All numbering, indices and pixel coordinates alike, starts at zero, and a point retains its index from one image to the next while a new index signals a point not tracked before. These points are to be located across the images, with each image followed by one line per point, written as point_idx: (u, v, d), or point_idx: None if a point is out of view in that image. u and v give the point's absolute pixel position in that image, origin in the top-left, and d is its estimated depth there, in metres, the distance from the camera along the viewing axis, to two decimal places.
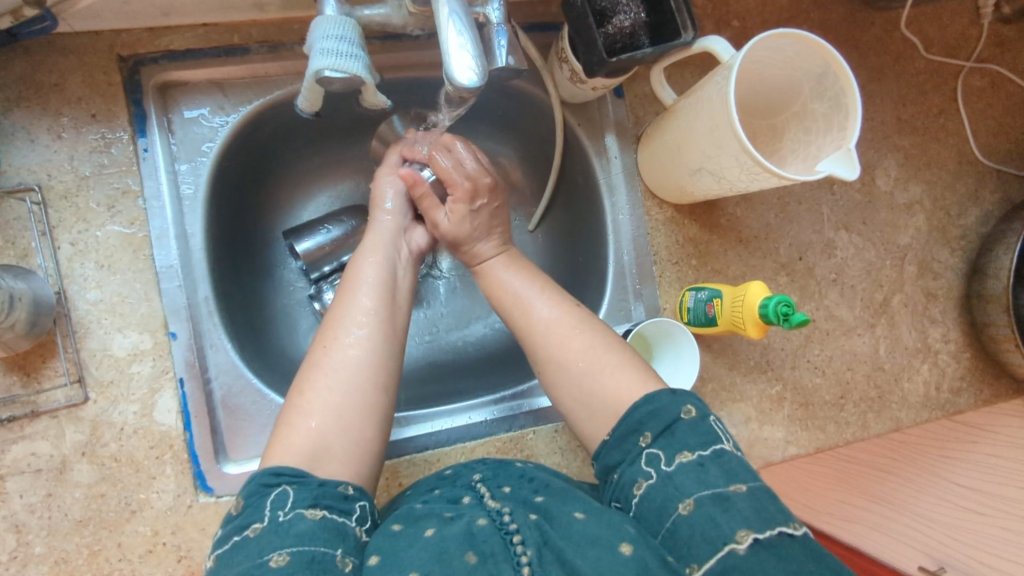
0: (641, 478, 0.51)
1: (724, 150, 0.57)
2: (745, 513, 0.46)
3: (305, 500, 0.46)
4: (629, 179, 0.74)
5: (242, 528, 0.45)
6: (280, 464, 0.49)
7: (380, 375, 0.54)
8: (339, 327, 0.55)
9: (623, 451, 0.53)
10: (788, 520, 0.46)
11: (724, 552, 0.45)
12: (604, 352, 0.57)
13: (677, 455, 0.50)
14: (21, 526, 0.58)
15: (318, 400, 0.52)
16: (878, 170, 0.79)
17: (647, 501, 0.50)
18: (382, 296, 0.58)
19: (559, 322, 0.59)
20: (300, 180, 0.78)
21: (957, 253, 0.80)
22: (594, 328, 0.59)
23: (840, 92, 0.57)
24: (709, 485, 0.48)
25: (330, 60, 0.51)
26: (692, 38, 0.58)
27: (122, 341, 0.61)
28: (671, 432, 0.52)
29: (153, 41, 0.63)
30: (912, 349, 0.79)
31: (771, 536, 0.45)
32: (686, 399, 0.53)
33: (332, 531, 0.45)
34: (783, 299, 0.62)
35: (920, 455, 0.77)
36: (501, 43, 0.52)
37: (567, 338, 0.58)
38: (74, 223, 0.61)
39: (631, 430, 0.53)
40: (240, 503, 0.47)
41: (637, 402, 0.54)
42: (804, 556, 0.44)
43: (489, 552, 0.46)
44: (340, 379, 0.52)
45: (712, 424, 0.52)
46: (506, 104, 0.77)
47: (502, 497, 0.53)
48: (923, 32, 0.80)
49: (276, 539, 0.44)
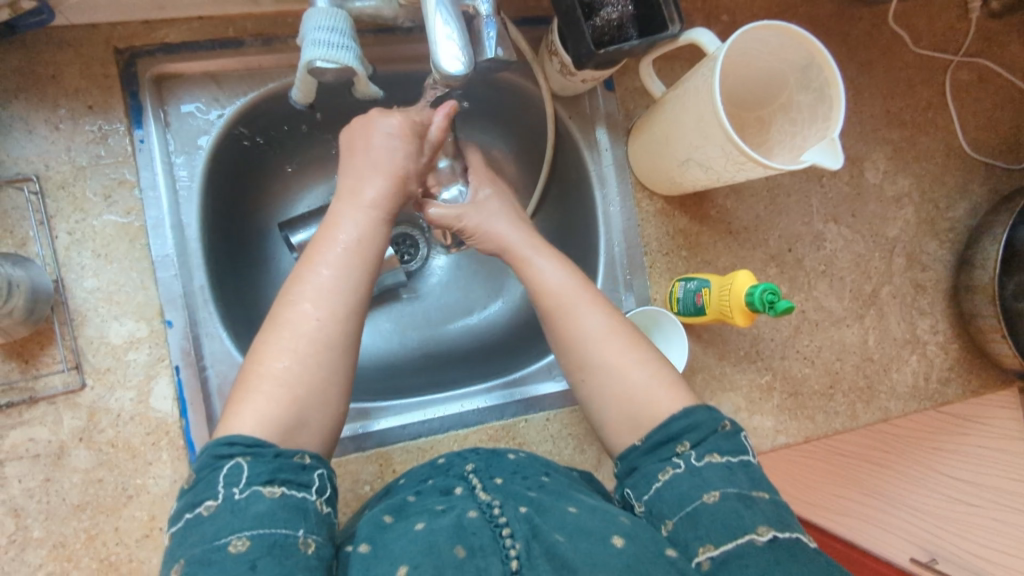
0: (669, 467, 0.52)
1: (710, 140, 0.58)
2: (766, 513, 0.48)
3: (261, 476, 0.46)
4: (619, 171, 0.75)
5: (196, 505, 0.46)
6: (234, 432, 0.48)
7: (341, 350, 0.54)
8: (305, 289, 0.54)
9: (654, 457, 0.54)
10: (800, 529, 0.48)
11: (742, 540, 0.46)
12: (647, 370, 0.57)
13: (707, 455, 0.52)
14: (20, 510, 0.59)
15: (302, 369, 0.51)
16: (867, 163, 0.80)
17: (668, 488, 0.51)
18: (353, 262, 0.56)
19: (610, 333, 0.59)
20: (294, 172, 0.79)
21: (945, 245, 0.81)
22: (645, 346, 0.59)
23: (825, 84, 0.58)
24: (736, 485, 0.50)
25: (321, 51, 0.52)
26: (679, 30, 0.60)
27: (118, 329, 0.62)
28: (706, 436, 0.53)
29: (148, 34, 0.64)
30: (901, 340, 0.80)
31: (787, 538, 0.47)
32: (719, 413, 0.55)
33: (290, 510, 0.46)
34: (769, 287, 0.63)
35: (913, 446, 0.82)
36: (489, 34, 0.53)
37: (615, 352, 0.58)
38: (70, 212, 0.62)
39: (668, 433, 0.54)
40: (193, 477, 0.48)
41: (676, 413, 0.55)
42: (818, 559, 0.46)
43: (478, 545, 0.46)
44: (320, 351, 0.52)
45: (743, 439, 0.54)
46: (498, 97, 0.78)
47: (493, 488, 0.53)
48: (911, 27, 0.81)
49: (233, 520, 0.44)
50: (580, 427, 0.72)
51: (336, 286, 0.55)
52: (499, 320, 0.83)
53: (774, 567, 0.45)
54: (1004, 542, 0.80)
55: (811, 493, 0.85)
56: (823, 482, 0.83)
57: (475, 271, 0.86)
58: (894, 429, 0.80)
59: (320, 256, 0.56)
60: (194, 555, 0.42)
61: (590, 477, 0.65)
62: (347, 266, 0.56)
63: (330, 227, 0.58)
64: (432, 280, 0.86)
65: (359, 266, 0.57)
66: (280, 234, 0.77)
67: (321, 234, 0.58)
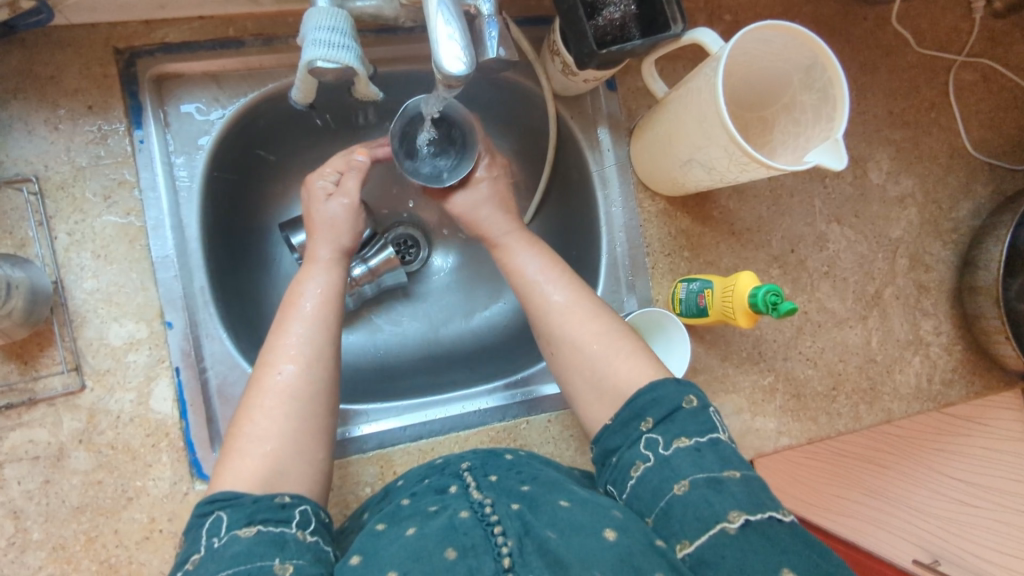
0: (639, 461, 0.52)
1: (713, 141, 0.58)
2: (737, 495, 0.47)
3: (240, 520, 0.46)
4: (621, 172, 0.74)
5: (182, 562, 0.45)
6: (215, 492, 0.49)
7: (308, 403, 0.54)
8: (276, 353, 0.55)
9: (624, 435, 0.54)
10: (776, 506, 0.48)
11: (715, 531, 0.46)
12: (608, 338, 0.59)
13: (675, 441, 0.51)
14: (19, 512, 0.58)
15: (269, 424, 0.52)
16: (870, 163, 0.80)
17: (642, 483, 0.51)
18: (324, 324, 0.58)
19: (571, 304, 0.61)
20: (296, 175, 0.79)
21: (949, 246, 0.81)
22: (607, 318, 0.61)
23: (828, 84, 0.58)
24: (705, 469, 0.49)
25: (322, 51, 0.51)
26: (681, 30, 0.59)
27: (118, 331, 0.62)
28: (675, 415, 0.53)
29: (148, 33, 0.64)
30: (904, 341, 0.79)
31: (761, 519, 0.46)
32: (689, 388, 0.55)
33: (266, 544, 0.45)
34: (771, 288, 0.62)
35: (917, 450, 0.82)
36: (491, 34, 0.52)
37: (578, 322, 0.60)
38: (70, 213, 0.61)
39: (634, 411, 0.54)
40: (183, 538, 0.47)
41: (641, 388, 0.55)
42: (790, 539, 0.45)
43: (470, 544, 0.45)
44: (290, 407, 0.53)
45: (710, 414, 0.54)
46: (499, 97, 0.77)
47: (487, 487, 0.53)
48: (915, 27, 0.81)
49: (212, 565, 0.43)
50: (583, 429, 0.71)
51: (304, 345, 0.56)
52: (501, 320, 0.82)
53: (751, 556, 0.44)
54: (993, 538, 0.88)
55: (818, 497, 0.84)
56: (824, 482, 0.82)
57: (478, 273, 0.85)
58: (898, 430, 0.80)
59: (286, 327, 0.57)
60: None
61: (591, 476, 0.64)
62: (307, 322, 0.58)
63: (294, 293, 0.60)
64: (434, 281, 0.85)
65: (326, 327, 0.58)
66: (282, 237, 0.77)
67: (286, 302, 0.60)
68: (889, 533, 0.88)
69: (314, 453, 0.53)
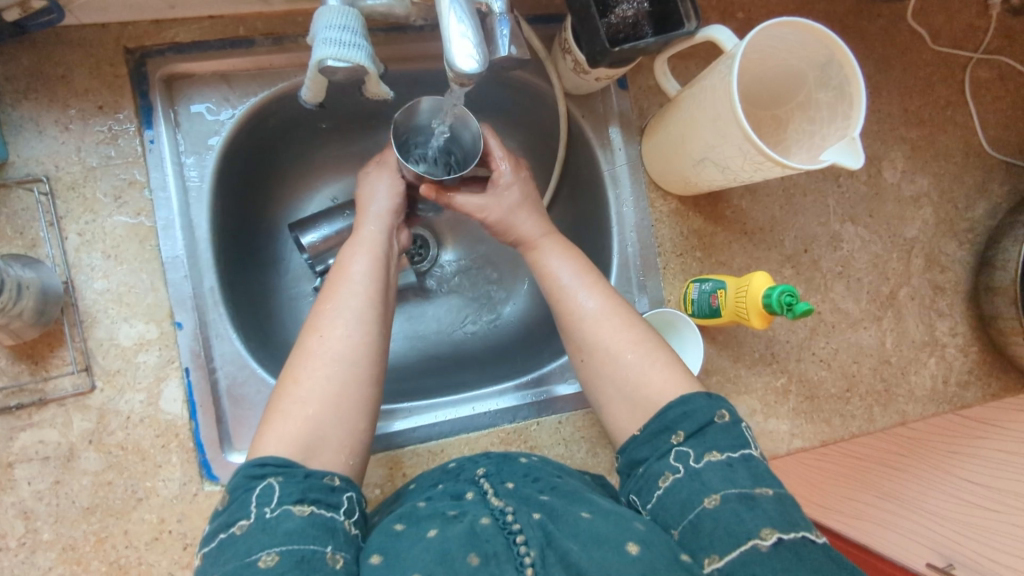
0: (668, 472, 0.52)
1: (727, 139, 0.57)
2: (770, 514, 0.47)
3: (292, 495, 0.46)
4: (633, 172, 0.74)
5: (230, 525, 0.46)
6: (264, 456, 0.49)
7: (357, 372, 0.53)
8: (328, 317, 0.55)
9: (653, 447, 0.54)
10: (809, 527, 0.47)
11: (747, 548, 0.45)
12: (642, 350, 0.58)
13: (706, 454, 0.51)
14: (29, 513, 0.58)
15: (313, 387, 0.52)
16: (884, 162, 0.79)
17: (671, 494, 0.51)
18: (375, 292, 0.58)
19: (606, 312, 0.60)
20: (306, 175, 0.79)
21: (965, 245, 0.80)
22: (641, 327, 0.60)
23: (844, 81, 0.57)
24: (737, 485, 0.49)
25: (334, 51, 0.51)
26: (695, 27, 0.58)
27: (128, 331, 0.62)
28: (705, 429, 0.52)
29: (158, 33, 0.63)
30: (919, 342, 0.78)
31: (794, 539, 0.46)
32: (720, 403, 0.54)
33: (319, 528, 0.46)
34: (787, 289, 0.61)
35: (924, 449, 0.75)
36: (503, 32, 0.52)
37: (613, 332, 0.59)
38: (80, 213, 0.61)
39: (664, 423, 0.54)
40: (227, 497, 0.48)
41: (673, 401, 0.54)
42: (826, 561, 0.45)
43: (492, 552, 0.45)
44: (334, 371, 0.52)
45: (743, 429, 0.53)
46: (510, 96, 0.77)
47: (504, 493, 0.52)
48: (931, 24, 0.80)
49: (263, 536, 0.44)
50: (593, 430, 0.70)
51: (354, 313, 0.55)
52: (512, 320, 0.82)
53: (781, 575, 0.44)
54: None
55: (819, 497, 0.73)
56: (832, 485, 0.73)
57: (489, 272, 0.85)
58: (914, 435, 0.76)
59: (334, 295, 0.57)
60: (226, 571, 0.42)
61: (602, 481, 0.63)
62: (356, 297, 0.56)
63: (343, 264, 0.59)
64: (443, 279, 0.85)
65: (375, 298, 0.57)
66: (291, 237, 0.77)
67: (332, 276, 0.59)
68: (907, 537, 0.67)
69: (354, 423, 0.52)
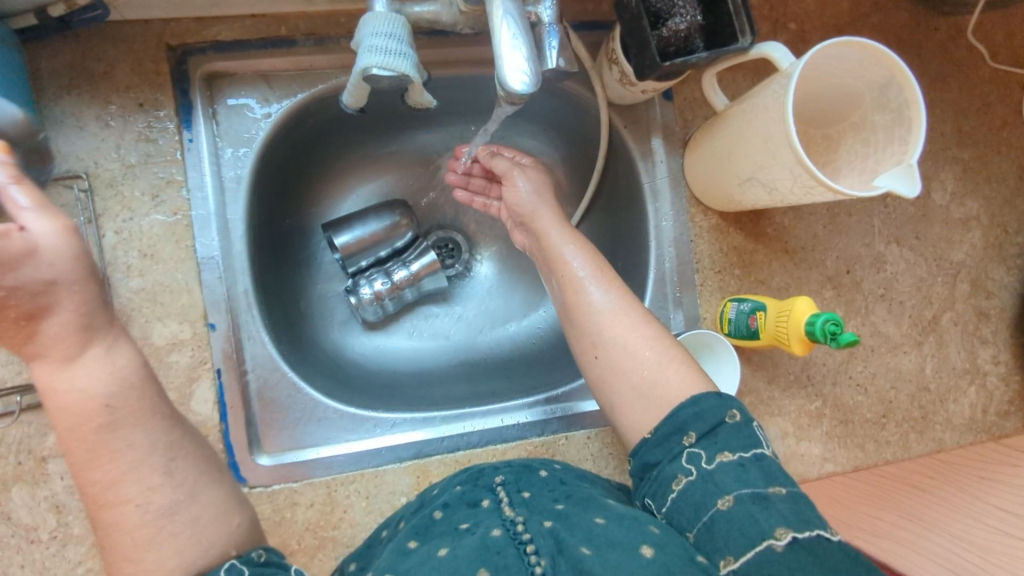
0: (681, 475, 0.50)
1: (778, 161, 0.55)
2: (784, 513, 0.46)
3: None
4: (674, 185, 0.72)
5: None
6: None
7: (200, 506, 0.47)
8: (115, 473, 0.45)
9: (665, 450, 0.53)
10: (825, 525, 0.46)
11: (761, 548, 0.45)
12: (661, 346, 0.57)
13: (718, 455, 0.50)
14: (61, 507, 0.59)
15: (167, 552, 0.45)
16: (935, 183, 0.76)
17: (684, 498, 0.50)
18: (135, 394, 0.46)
19: (618, 308, 0.59)
20: (338, 175, 0.78)
21: (1012, 271, 0.77)
22: (657, 326, 0.58)
23: (904, 105, 0.55)
24: (750, 485, 0.48)
25: (379, 58, 0.50)
26: (750, 43, 0.56)
27: (162, 330, 0.62)
28: (717, 431, 0.51)
29: (200, 30, 0.63)
30: (959, 370, 0.76)
31: (809, 537, 0.45)
32: (730, 402, 0.53)
33: None
34: (831, 317, 0.60)
35: (959, 473, 0.72)
36: (552, 44, 0.50)
37: (627, 328, 0.58)
38: (118, 211, 0.61)
39: (675, 425, 0.52)
40: None
41: (684, 400, 0.53)
42: (841, 559, 0.44)
43: (503, 565, 0.44)
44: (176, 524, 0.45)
45: (755, 429, 0.52)
46: (550, 104, 0.75)
47: (520, 503, 0.52)
48: (990, 41, 0.77)
49: None
50: (622, 447, 0.70)
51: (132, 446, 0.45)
52: (544, 331, 0.80)
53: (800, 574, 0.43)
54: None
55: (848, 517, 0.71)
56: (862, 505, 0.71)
57: (524, 278, 0.83)
58: (957, 462, 0.73)
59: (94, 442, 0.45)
60: None
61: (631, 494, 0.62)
62: (123, 418, 0.45)
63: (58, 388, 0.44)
64: (474, 288, 0.84)
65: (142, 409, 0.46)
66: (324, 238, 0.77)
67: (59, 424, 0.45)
68: (926, 558, 0.66)
69: None
